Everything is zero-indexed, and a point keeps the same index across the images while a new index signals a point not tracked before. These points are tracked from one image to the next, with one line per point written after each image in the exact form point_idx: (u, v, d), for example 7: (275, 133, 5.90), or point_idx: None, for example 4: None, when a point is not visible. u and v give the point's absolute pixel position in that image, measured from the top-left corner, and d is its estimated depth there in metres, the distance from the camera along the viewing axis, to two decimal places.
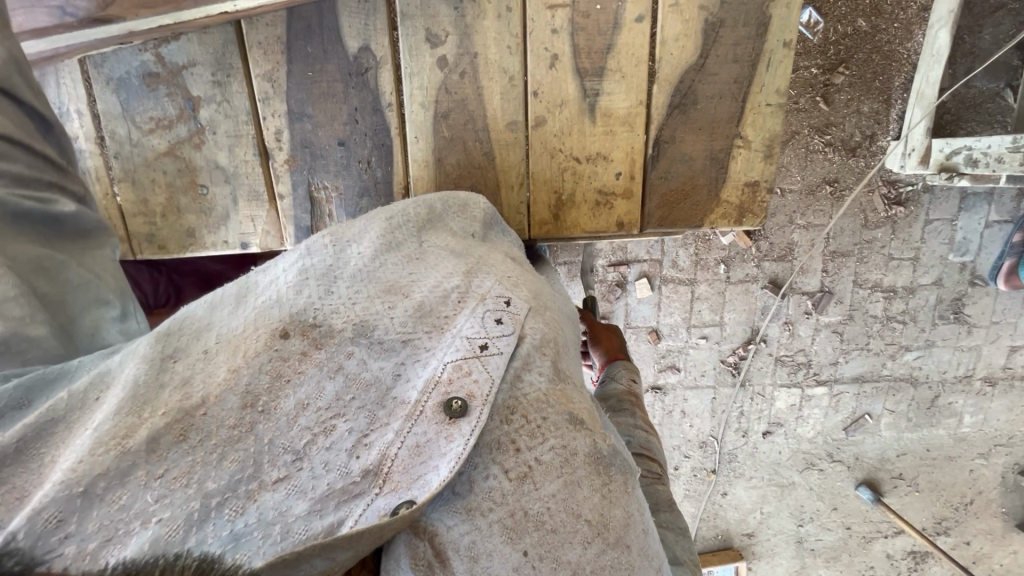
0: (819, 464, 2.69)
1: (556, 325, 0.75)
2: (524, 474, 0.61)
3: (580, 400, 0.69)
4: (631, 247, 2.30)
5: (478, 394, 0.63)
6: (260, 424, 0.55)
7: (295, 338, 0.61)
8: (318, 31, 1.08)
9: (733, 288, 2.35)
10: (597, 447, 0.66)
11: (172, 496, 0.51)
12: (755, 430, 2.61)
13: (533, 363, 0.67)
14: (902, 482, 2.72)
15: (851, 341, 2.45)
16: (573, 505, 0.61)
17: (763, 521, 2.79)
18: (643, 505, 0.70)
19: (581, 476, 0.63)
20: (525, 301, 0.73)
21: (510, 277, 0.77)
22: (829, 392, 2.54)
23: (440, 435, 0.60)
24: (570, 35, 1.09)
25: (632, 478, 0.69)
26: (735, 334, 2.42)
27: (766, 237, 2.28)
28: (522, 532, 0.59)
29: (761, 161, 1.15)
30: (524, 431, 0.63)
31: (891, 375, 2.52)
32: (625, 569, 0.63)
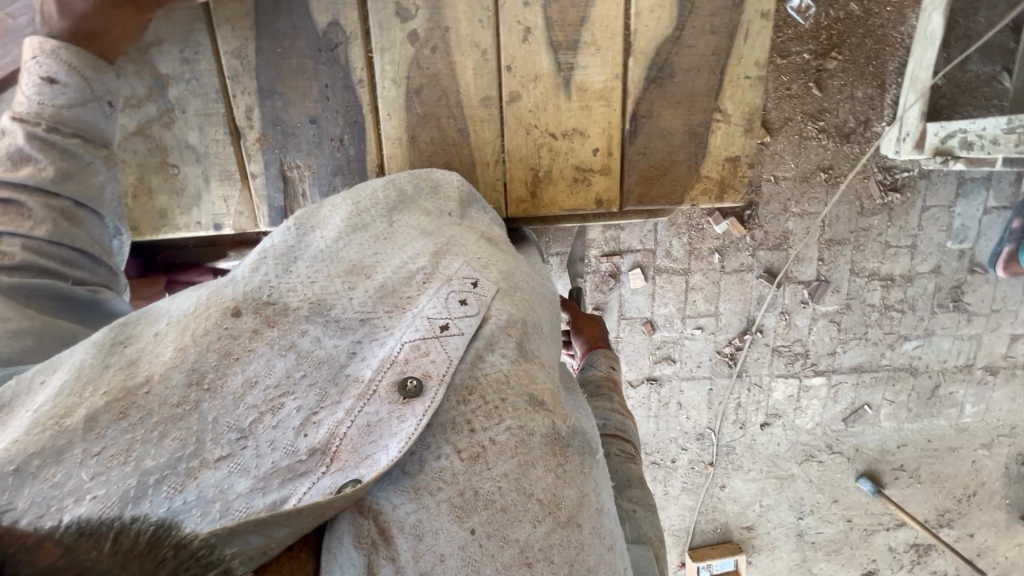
0: (819, 456, 2.66)
1: (527, 308, 0.69)
2: (477, 454, 0.57)
3: (546, 380, 0.64)
4: (624, 238, 2.28)
5: (434, 374, 0.60)
6: (205, 403, 0.53)
7: (246, 317, 0.59)
8: (286, 5, 1.07)
9: (727, 277, 2.32)
10: (557, 427, 0.61)
11: (108, 474, 0.48)
12: (753, 422, 2.58)
13: (499, 342, 0.64)
14: (903, 473, 2.69)
15: (849, 330, 2.42)
16: (526, 484, 0.57)
17: (763, 514, 2.77)
18: (603, 487, 0.66)
19: (537, 456, 0.59)
20: (493, 282, 0.69)
21: (478, 257, 0.72)
22: (827, 383, 2.51)
23: (392, 414, 0.58)
24: (543, 7, 1.07)
25: (592, 458, 0.65)
26: (730, 324, 2.40)
27: (760, 225, 2.25)
28: (471, 510, 0.55)
29: (742, 134, 1.15)
30: (480, 410, 0.59)
31: (890, 365, 2.49)
32: (575, 549, 0.58)
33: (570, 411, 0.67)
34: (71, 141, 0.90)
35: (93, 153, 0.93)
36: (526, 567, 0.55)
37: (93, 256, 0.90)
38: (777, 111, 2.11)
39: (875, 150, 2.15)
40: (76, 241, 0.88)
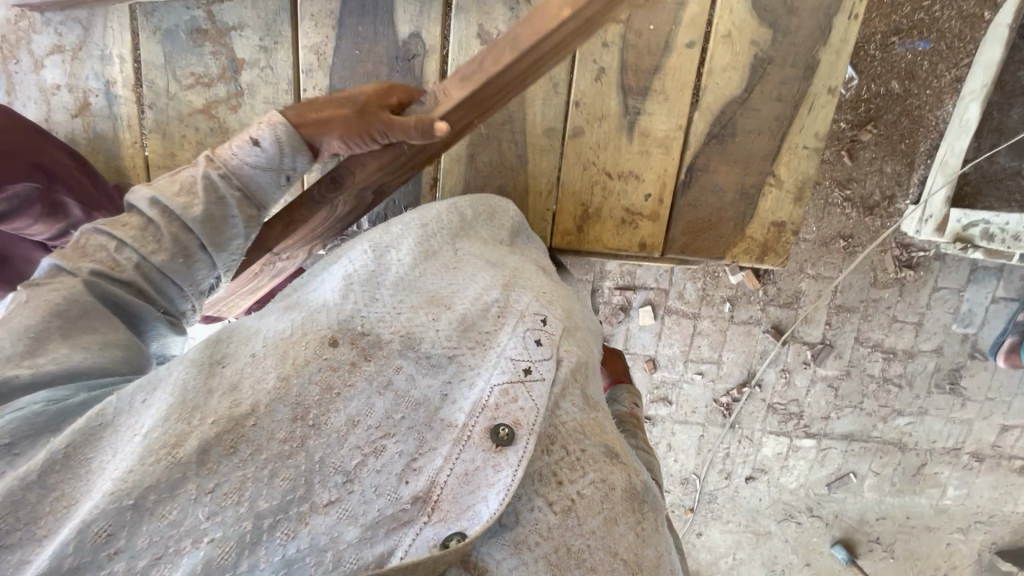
0: (798, 517, 2.66)
1: (586, 347, 0.76)
2: (568, 507, 0.61)
3: (613, 431, 0.71)
4: (640, 273, 2.27)
5: (525, 422, 0.63)
6: (310, 439, 0.59)
7: (343, 347, 0.65)
8: (371, 11, 1.19)
9: (735, 328, 2.34)
10: (629, 479, 0.67)
11: (223, 514, 0.53)
12: (739, 473, 2.58)
13: (570, 389, 0.69)
14: (877, 546, 2.70)
15: (845, 397, 2.44)
16: (612, 542, 0.62)
17: (734, 567, 2.77)
18: (666, 539, 0.71)
19: (618, 510, 0.64)
20: (561, 321, 0.74)
21: (545, 293, 0.77)
22: (817, 446, 2.52)
23: (488, 462, 0.61)
24: (619, 50, 1.10)
25: (658, 509, 0.71)
26: (731, 374, 2.41)
27: (774, 281, 2.27)
28: (566, 569, 0.59)
29: (790, 202, 1.18)
30: (563, 463, 0.63)
31: (880, 436, 2.50)
32: None
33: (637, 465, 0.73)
34: (232, 192, 0.87)
35: (242, 209, 0.88)
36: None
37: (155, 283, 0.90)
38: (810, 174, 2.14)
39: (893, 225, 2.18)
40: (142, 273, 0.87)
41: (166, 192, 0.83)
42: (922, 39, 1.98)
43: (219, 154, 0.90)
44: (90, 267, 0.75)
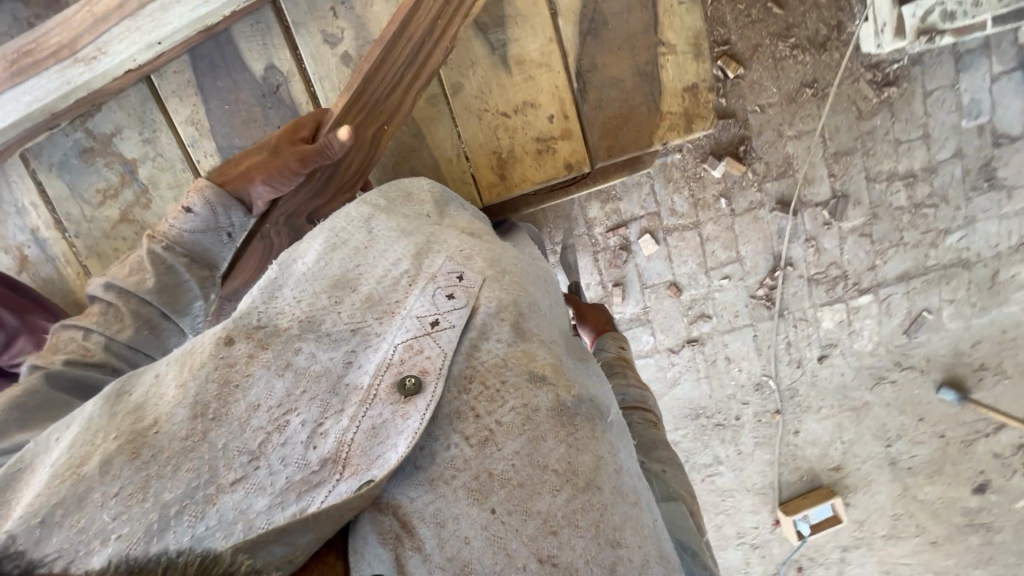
0: (890, 376, 2.52)
1: (515, 288, 0.80)
2: (486, 437, 0.68)
3: (545, 356, 0.75)
4: (625, 207, 2.23)
5: (431, 369, 0.71)
6: (212, 432, 0.63)
7: (240, 343, 0.70)
8: (220, 65, 1.52)
9: (740, 219, 2.26)
10: (561, 399, 0.72)
11: (130, 511, 0.57)
12: (809, 358, 2.47)
13: (499, 330, 0.74)
14: (987, 373, 2.51)
15: (883, 239, 2.31)
16: (539, 458, 0.68)
17: (848, 451, 2.63)
18: (617, 451, 0.75)
19: (546, 429, 0.69)
20: (478, 273, 0.79)
21: (462, 250, 0.83)
22: (876, 299, 2.39)
23: (397, 412, 0.68)
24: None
25: (601, 422, 0.75)
26: (757, 266, 2.32)
27: (759, 158, 2.18)
28: (487, 493, 0.65)
29: (682, 60, 1.47)
30: (483, 398, 0.70)
31: (938, 264, 2.35)
32: (598, 509, 0.67)
33: (577, 381, 0.77)
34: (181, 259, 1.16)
35: (193, 272, 1.17)
36: (553, 536, 0.64)
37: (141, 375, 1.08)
38: (747, 39, 2.05)
39: (853, 49, 2.06)
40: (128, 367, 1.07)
41: (118, 275, 1.11)
42: None
43: (160, 230, 1.18)
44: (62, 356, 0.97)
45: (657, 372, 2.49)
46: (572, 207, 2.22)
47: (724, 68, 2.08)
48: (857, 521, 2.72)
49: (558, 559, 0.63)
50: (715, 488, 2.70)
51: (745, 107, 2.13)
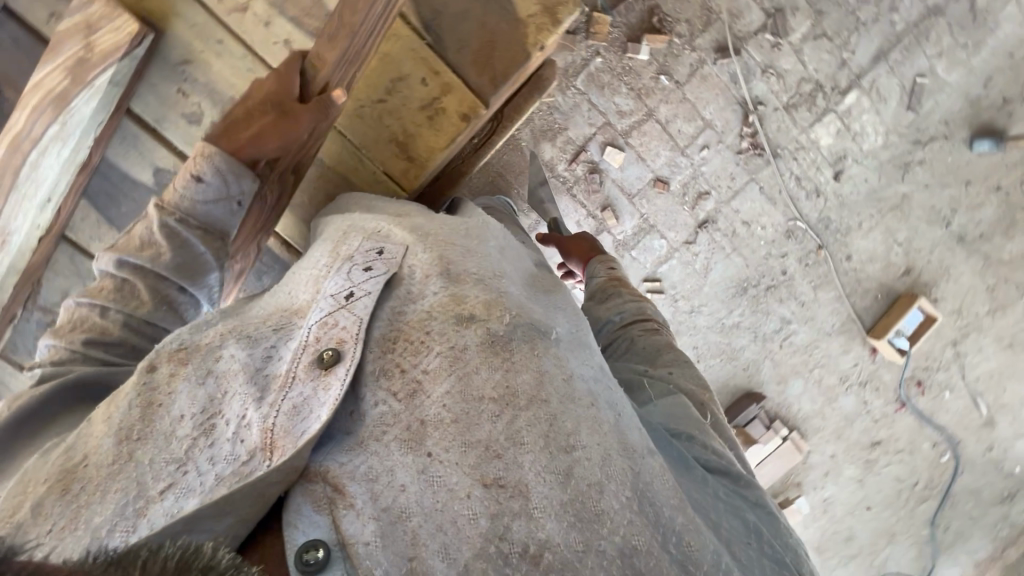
0: (915, 158, 2.38)
1: (438, 247, 0.99)
2: (415, 387, 0.83)
3: (475, 297, 0.91)
4: (574, 133, 2.13)
5: (346, 337, 0.87)
6: (138, 451, 0.80)
7: (161, 367, 0.88)
8: None
9: (690, 86, 2.16)
10: (490, 331, 0.86)
11: (65, 541, 0.74)
12: (825, 180, 2.35)
13: (426, 284, 0.93)
14: (1015, 104, 2.32)
15: (839, 32, 2.18)
16: (473, 392, 0.81)
17: (909, 249, 2.48)
18: (562, 362, 0.88)
19: (474, 362, 0.83)
20: (400, 246, 1.00)
21: (380, 232, 1.04)
22: (861, 91, 2.26)
23: (317, 387, 0.83)
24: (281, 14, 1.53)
25: (540, 343, 0.88)
26: (730, 121, 2.22)
27: (676, 20, 2.08)
28: (422, 440, 0.78)
29: None
30: (409, 354, 0.85)
31: (907, 25, 2.20)
32: (543, 419, 0.80)
33: (515, 307, 0.92)
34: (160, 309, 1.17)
35: (207, 243, 1.25)
36: (498, 460, 0.77)
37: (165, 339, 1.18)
38: None
39: None
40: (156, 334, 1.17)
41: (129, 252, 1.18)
42: None
43: (168, 198, 1.23)
44: (83, 337, 1.10)
45: (685, 269, 2.35)
46: (523, 157, 2.13)
47: None
48: (955, 312, 2.59)
49: (505, 481, 0.75)
50: (799, 348, 2.51)
51: None
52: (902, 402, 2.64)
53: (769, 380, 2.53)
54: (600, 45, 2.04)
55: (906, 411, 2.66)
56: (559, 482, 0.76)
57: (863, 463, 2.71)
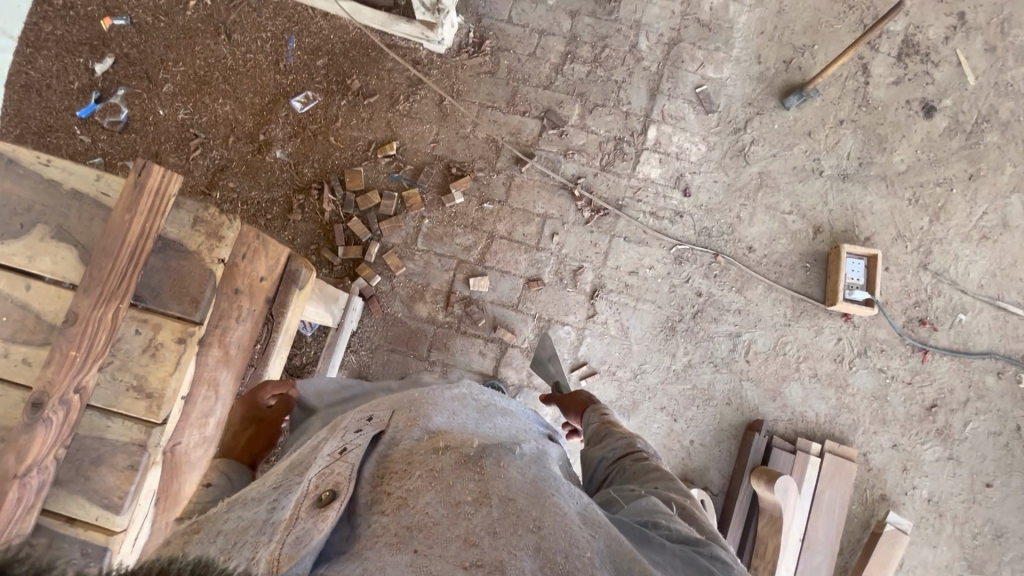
0: (746, 141, 2.49)
1: (412, 409, 1.14)
2: (400, 502, 0.87)
3: (449, 438, 1.04)
4: (437, 283, 2.33)
5: (342, 478, 0.89)
6: None
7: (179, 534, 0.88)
8: None
9: (513, 197, 2.40)
10: (462, 454, 0.99)
11: None
12: (679, 201, 2.43)
13: (408, 434, 1.04)
14: (795, 61, 2.53)
15: (608, 96, 2.50)
16: (452, 497, 0.89)
17: (803, 210, 2.44)
18: (521, 466, 1.04)
19: (452, 478, 0.92)
20: (383, 410, 1.13)
21: (366, 405, 1.16)
22: (658, 124, 2.49)
23: (318, 520, 0.81)
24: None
25: (502, 458, 1.03)
26: (563, 203, 2.41)
27: (470, 163, 2.42)
28: (406, 540, 0.80)
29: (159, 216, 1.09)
30: (393, 480, 0.91)
31: (659, 62, 2.52)
32: (512, 508, 0.90)
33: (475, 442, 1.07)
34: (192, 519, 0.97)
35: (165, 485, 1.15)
36: (474, 546, 0.81)
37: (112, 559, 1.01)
38: (378, 127, 2.42)
39: (436, 57, 2.46)
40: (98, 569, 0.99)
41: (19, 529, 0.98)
42: (285, 41, 2.41)
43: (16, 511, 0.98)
44: None
45: (604, 340, 2.31)
46: (405, 325, 2.30)
47: (385, 153, 2.39)
48: (898, 238, 2.42)
49: (483, 560, 0.79)
50: (767, 354, 2.30)
51: (427, 150, 2.42)
52: (922, 348, 2.31)
53: (762, 401, 2.26)
54: (420, 210, 2.36)
55: (935, 355, 2.31)
56: (530, 551, 0.84)
57: (937, 435, 2.25)
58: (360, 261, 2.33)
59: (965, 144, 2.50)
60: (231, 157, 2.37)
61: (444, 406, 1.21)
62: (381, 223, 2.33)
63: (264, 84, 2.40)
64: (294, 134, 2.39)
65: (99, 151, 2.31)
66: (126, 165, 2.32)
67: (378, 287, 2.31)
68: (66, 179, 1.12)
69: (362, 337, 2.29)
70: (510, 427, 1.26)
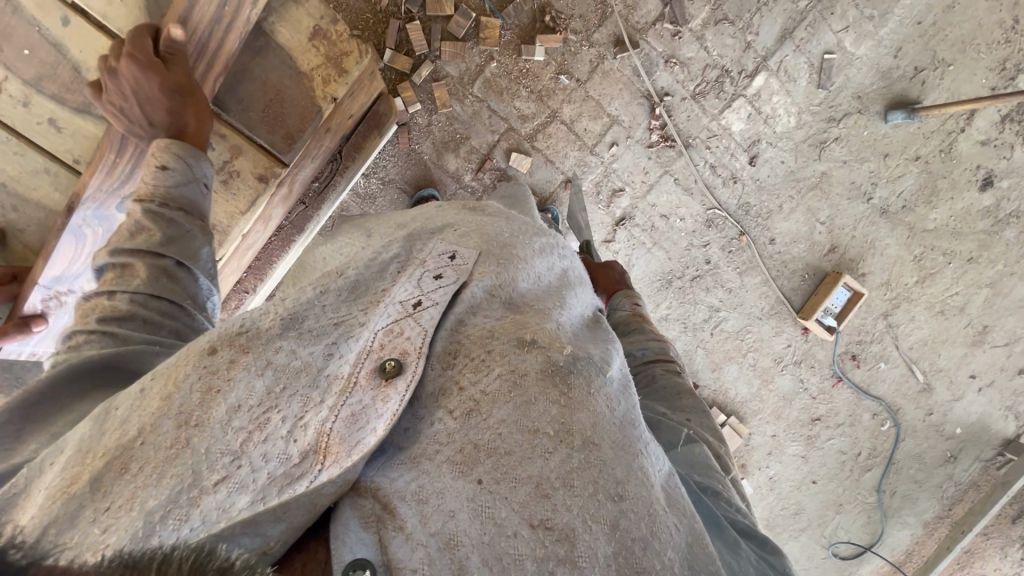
0: (831, 136, 2.35)
1: (510, 260, 0.83)
2: (470, 407, 0.68)
3: (538, 323, 0.76)
4: (477, 141, 2.12)
5: (411, 349, 0.71)
6: (195, 438, 0.61)
7: (222, 351, 0.66)
8: None
9: (592, 82, 2.11)
10: (551, 359, 0.72)
11: None
12: (740, 165, 2.32)
13: (489, 308, 0.77)
14: (926, 73, 2.27)
15: (742, 14, 2.13)
16: (528, 422, 0.67)
17: (834, 227, 2.47)
18: (614, 396, 0.75)
19: (535, 393, 0.69)
20: (472, 249, 0.82)
21: (453, 232, 0.84)
22: (769, 73, 2.22)
23: (377, 399, 0.67)
24: (37, 95, 1.37)
25: (598, 376, 0.75)
26: (638, 114, 2.18)
27: (567, 18, 2.02)
28: (472, 465, 0.65)
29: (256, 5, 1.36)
30: (467, 369, 0.70)
31: (811, 2, 2.16)
32: (596, 464, 0.67)
33: (569, 341, 0.77)
34: (178, 213, 1.13)
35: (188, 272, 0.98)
36: (547, 499, 0.64)
37: (187, 308, 1.04)
38: None
39: None
40: (172, 295, 1.02)
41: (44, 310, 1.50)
42: None
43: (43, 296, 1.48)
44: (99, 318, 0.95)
45: None
46: (427, 169, 2.11)
47: None
48: (884, 284, 2.60)
49: (554, 524, 0.63)
50: (728, 334, 2.56)
51: None
52: (838, 376, 2.68)
53: (703, 367, 2.61)
54: (492, 49, 2.00)
55: (843, 385, 2.70)
56: (607, 533, 0.64)
57: (804, 439, 2.79)
58: (405, 77, 1.99)
59: (988, 228, 2.55)
60: None
61: (543, 260, 0.88)
62: (444, 44, 1.95)
63: None
64: None
65: None
66: None
67: (414, 117, 2.05)
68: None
69: (378, 164, 2.08)
70: (592, 317, 0.89)
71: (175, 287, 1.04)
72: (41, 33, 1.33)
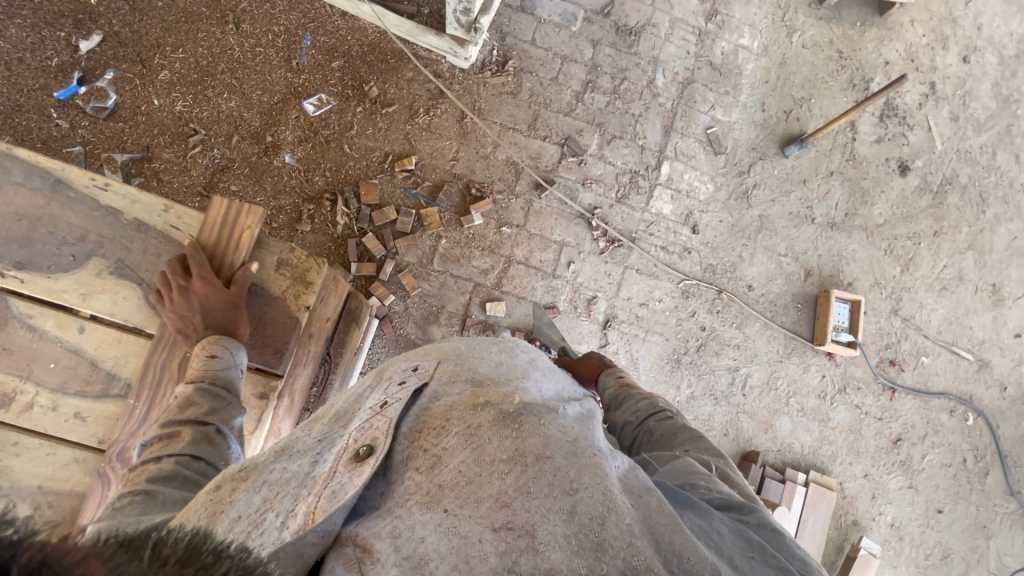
0: (749, 184, 2.60)
1: (465, 356, 0.90)
2: (433, 461, 0.71)
3: (492, 389, 0.81)
4: (451, 304, 2.32)
5: (380, 433, 0.76)
6: None
7: (224, 485, 0.76)
8: None
9: (532, 222, 2.41)
10: (502, 409, 0.76)
11: None
12: (687, 237, 2.53)
13: (450, 388, 0.83)
14: (796, 111, 2.64)
15: (625, 129, 2.51)
16: (485, 455, 0.70)
17: (797, 254, 2.60)
18: (571, 428, 0.78)
19: (488, 433, 0.72)
20: (431, 360, 0.89)
21: (419, 352, 0.93)
22: (670, 160, 2.54)
23: (354, 476, 0.72)
24: (64, 399, 1.48)
25: (548, 413, 0.79)
26: (580, 231, 2.44)
27: (489, 183, 2.38)
28: (437, 498, 0.67)
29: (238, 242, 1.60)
30: (429, 435, 0.74)
31: (674, 100, 2.55)
32: (552, 472, 0.69)
33: (521, 395, 0.82)
34: (223, 392, 1.32)
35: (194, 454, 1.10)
36: (507, 507, 0.65)
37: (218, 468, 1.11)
38: (396, 139, 2.32)
39: (459, 72, 2.35)
40: (206, 456, 1.11)
41: None
42: (299, 37, 2.26)
43: None
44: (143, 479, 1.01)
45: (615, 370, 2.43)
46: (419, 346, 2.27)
47: (402, 168, 2.30)
48: (875, 285, 2.64)
49: (514, 523, 0.64)
50: (761, 388, 2.50)
51: (448, 167, 2.36)
52: (891, 388, 2.56)
53: (755, 433, 2.48)
54: (438, 229, 2.32)
55: (901, 394, 2.56)
56: (563, 519, 0.65)
57: (900, 467, 2.53)
58: (373, 277, 2.28)
59: (931, 203, 2.71)
60: (234, 157, 2.22)
61: (504, 353, 0.95)
62: (397, 241, 2.27)
63: (273, 82, 2.25)
64: (304, 137, 2.26)
65: (79, 139, 2.15)
66: (110, 156, 2.16)
67: (392, 306, 2.28)
68: (133, 215, 1.58)
69: (373, 359, 2.26)
70: (560, 387, 0.94)
71: (210, 451, 1.13)
72: (63, 346, 1.50)
